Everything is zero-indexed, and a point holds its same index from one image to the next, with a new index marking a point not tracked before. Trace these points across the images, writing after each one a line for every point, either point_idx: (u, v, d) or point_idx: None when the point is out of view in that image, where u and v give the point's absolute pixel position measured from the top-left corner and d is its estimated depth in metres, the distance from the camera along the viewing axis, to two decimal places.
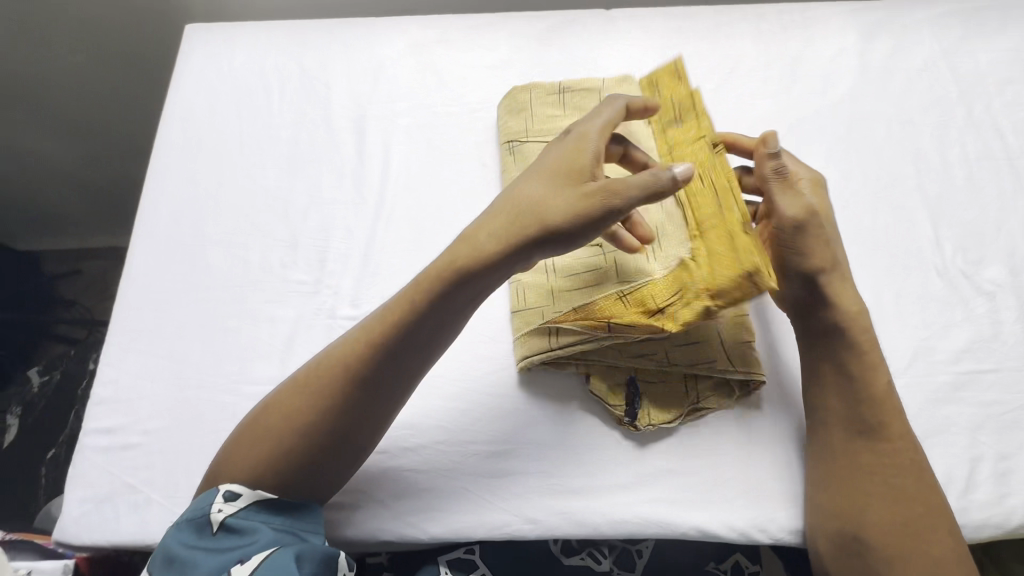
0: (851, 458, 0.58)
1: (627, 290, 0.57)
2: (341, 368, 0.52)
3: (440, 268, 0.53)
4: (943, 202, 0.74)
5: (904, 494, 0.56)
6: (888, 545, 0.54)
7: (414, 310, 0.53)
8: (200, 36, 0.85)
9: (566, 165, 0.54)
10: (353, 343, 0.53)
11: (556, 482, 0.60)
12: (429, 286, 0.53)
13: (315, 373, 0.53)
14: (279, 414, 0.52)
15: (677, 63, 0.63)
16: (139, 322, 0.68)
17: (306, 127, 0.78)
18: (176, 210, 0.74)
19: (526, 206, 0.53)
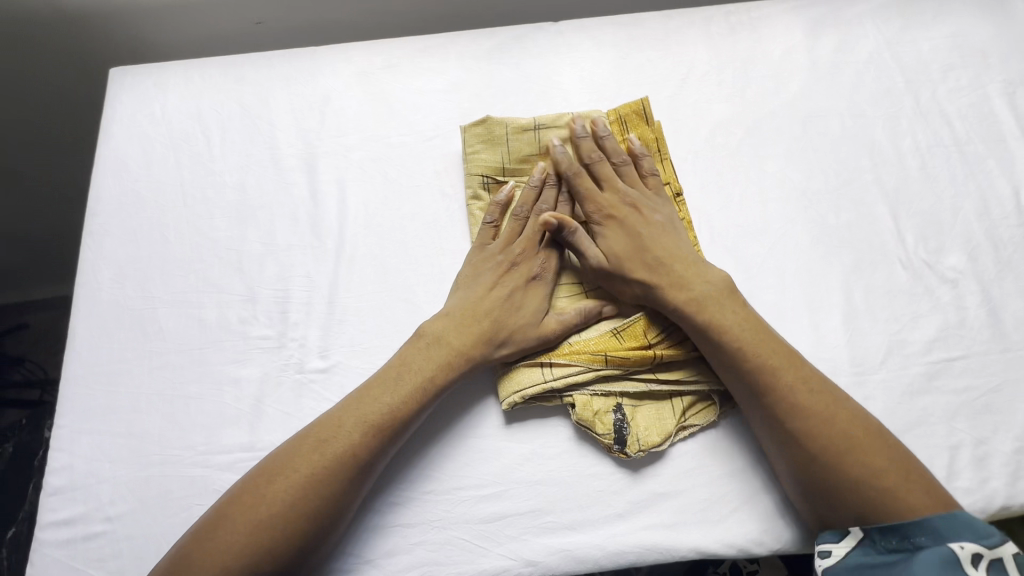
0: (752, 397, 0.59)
1: (621, 327, 0.64)
2: (337, 455, 0.55)
3: (423, 365, 0.60)
4: (900, 195, 0.73)
5: (813, 424, 0.56)
6: (844, 485, 0.54)
7: (418, 393, 0.59)
8: (123, 79, 0.78)
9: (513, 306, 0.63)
10: (359, 427, 0.57)
11: (551, 520, 0.59)
12: (414, 382, 0.59)
13: (321, 453, 0.56)
14: (272, 494, 0.54)
15: (644, 104, 0.72)
16: (89, 401, 0.63)
17: (253, 169, 0.73)
18: (119, 273, 0.68)
19: (484, 332, 0.62)
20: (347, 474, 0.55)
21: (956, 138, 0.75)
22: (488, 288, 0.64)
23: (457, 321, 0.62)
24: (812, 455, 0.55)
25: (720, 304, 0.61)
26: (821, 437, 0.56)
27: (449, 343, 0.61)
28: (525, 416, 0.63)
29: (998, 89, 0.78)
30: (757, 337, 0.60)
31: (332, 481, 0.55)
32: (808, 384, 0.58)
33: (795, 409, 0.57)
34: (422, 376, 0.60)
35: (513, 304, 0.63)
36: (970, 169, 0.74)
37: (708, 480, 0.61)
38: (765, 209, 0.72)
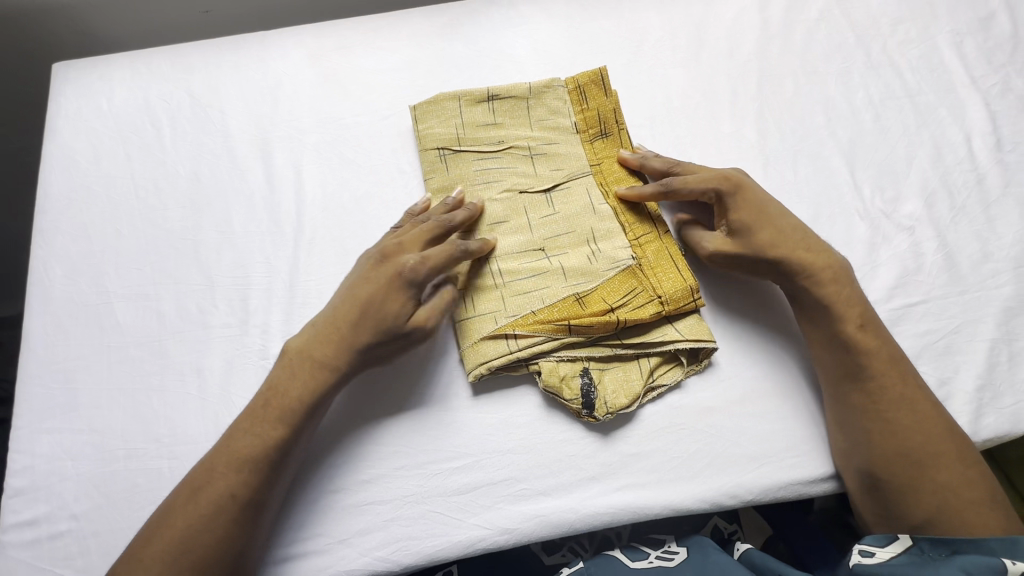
0: (850, 390, 0.59)
1: (581, 293, 0.63)
2: (215, 503, 0.53)
3: (294, 396, 0.57)
4: (855, 148, 0.73)
5: (914, 421, 0.57)
6: (927, 508, 0.54)
7: (287, 416, 0.56)
8: (67, 73, 0.76)
9: (372, 288, 0.59)
10: (231, 464, 0.54)
11: (524, 487, 0.59)
12: (283, 413, 0.56)
13: (194, 502, 0.53)
14: (161, 550, 0.51)
15: (602, 74, 0.71)
16: (48, 400, 0.62)
17: (206, 158, 0.72)
18: (72, 269, 0.67)
19: (343, 322, 0.58)
20: (228, 517, 0.53)
21: (908, 89, 0.76)
22: (359, 280, 0.60)
23: (320, 330, 0.59)
24: (908, 446, 0.56)
25: (838, 283, 0.61)
26: (916, 433, 0.56)
27: (314, 358, 0.58)
28: (493, 387, 0.63)
29: (947, 40, 0.79)
30: (871, 327, 0.60)
31: (211, 526, 0.52)
32: (913, 381, 0.59)
33: (895, 406, 0.57)
34: (289, 405, 0.56)
35: (372, 300, 0.58)
36: (922, 119, 0.75)
37: (677, 439, 0.61)
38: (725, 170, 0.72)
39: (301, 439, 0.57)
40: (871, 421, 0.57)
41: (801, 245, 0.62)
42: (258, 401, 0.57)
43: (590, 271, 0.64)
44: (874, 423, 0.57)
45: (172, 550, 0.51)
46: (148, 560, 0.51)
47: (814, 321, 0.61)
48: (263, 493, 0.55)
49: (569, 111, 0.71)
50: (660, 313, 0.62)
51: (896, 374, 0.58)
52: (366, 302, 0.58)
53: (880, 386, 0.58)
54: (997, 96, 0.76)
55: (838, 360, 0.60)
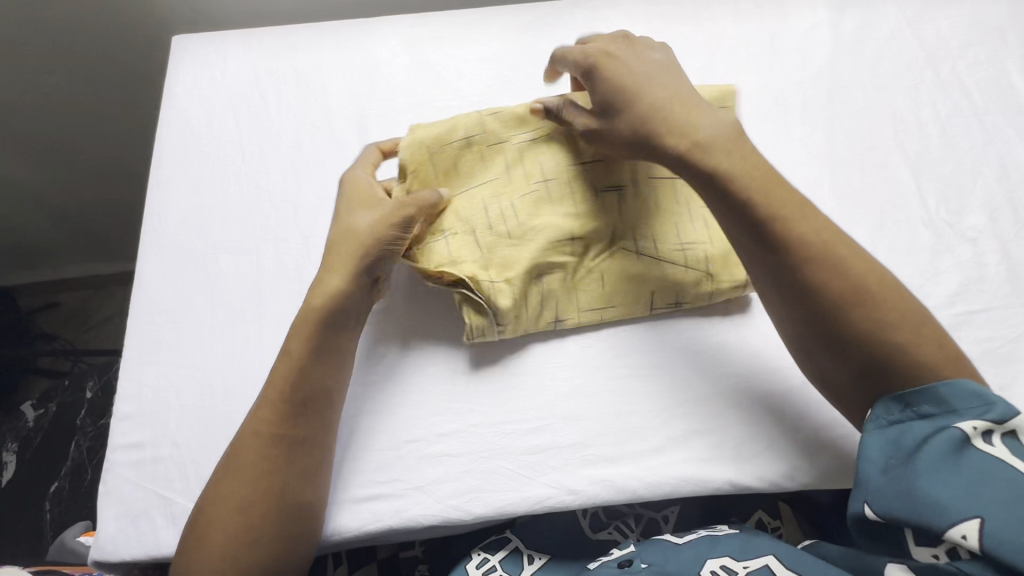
0: (799, 289, 0.53)
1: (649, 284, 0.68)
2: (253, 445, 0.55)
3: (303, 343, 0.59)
4: (921, 160, 0.76)
5: (879, 314, 0.51)
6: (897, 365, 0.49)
7: (291, 367, 0.58)
8: (186, 45, 0.83)
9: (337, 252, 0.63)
10: (260, 412, 0.57)
11: (592, 453, 0.63)
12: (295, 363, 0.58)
13: (237, 449, 0.56)
14: (223, 495, 0.54)
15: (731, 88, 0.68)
16: (156, 336, 0.67)
17: (306, 129, 0.78)
18: (182, 220, 0.73)
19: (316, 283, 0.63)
20: (264, 456, 0.55)
21: (975, 108, 0.79)
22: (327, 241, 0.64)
23: (341, 254, 0.63)
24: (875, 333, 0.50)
25: (722, 153, 0.57)
26: (878, 318, 0.51)
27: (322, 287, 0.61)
28: (547, 353, 0.67)
29: (1016, 64, 0.82)
30: (790, 224, 0.54)
31: (261, 468, 0.55)
32: (859, 272, 0.52)
33: (845, 304, 0.51)
34: (298, 351, 0.59)
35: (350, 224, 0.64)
36: (989, 137, 0.77)
37: (737, 421, 0.64)
38: (793, 173, 0.76)
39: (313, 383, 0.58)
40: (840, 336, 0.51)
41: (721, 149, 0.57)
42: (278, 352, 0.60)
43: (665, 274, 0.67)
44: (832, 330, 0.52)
45: (232, 492, 0.54)
46: (218, 501, 0.54)
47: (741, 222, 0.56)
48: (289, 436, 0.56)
49: None
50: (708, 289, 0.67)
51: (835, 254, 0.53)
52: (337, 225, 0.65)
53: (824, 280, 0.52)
54: None
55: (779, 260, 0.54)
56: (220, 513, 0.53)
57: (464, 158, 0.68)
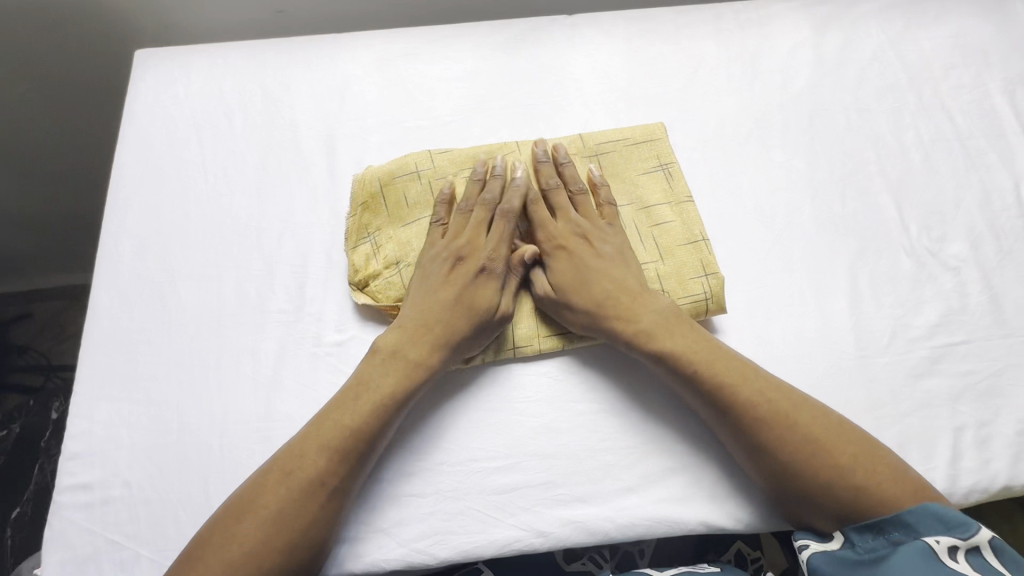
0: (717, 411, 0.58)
1: None
2: (310, 483, 0.54)
3: (383, 393, 0.59)
4: (903, 186, 0.75)
5: (794, 424, 0.56)
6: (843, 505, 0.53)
7: (379, 414, 0.58)
8: (149, 61, 0.80)
9: (422, 316, 0.63)
10: (325, 452, 0.56)
11: (563, 492, 0.60)
12: (370, 410, 0.58)
13: (285, 485, 0.54)
14: (257, 521, 0.52)
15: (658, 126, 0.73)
16: (108, 369, 0.64)
17: (273, 150, 0.75)
18: (140, 245, 0.70)
19: (404, 339, 0.61)
20: (318, 501, 0.54)
21: (958, 132, 0.78)
22: (435, 288, 0.64)
23: (412, 331, 0.62)
24: (796, 455, 0.55)
25: (667, 328, 0.61)
26: (795, 435, 0.55)
27: (410, 358, 0.61)
28: (530, 382, 0.65)
29: (999, 88, 0.80)
30: (710, 357, 0.59)
31: (312, 503, 0.54)
32: (774, 390, 0.58)
33: (761, 424, 0.56)
34: (382, 396, 0.59)
35: (469, 296, 0.63)
36: (971, 162, 0.76)
37: (713, 458, 0.62)
38: (774, 198, 0.74)
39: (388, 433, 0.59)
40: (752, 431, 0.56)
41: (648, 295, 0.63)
42: (346, 395, 0.59)
43: None
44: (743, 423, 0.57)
45: (260, 533, 0.52)
46: (233, 539, 0.52)
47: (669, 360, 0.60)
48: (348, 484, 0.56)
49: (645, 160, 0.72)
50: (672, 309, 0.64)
51: (779, 397, 0.57)
52: (471, 291, 0.63)
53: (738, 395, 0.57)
54: None
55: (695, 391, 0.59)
56: (243, 541, 0.51)
57: (412, 186, 0.70)
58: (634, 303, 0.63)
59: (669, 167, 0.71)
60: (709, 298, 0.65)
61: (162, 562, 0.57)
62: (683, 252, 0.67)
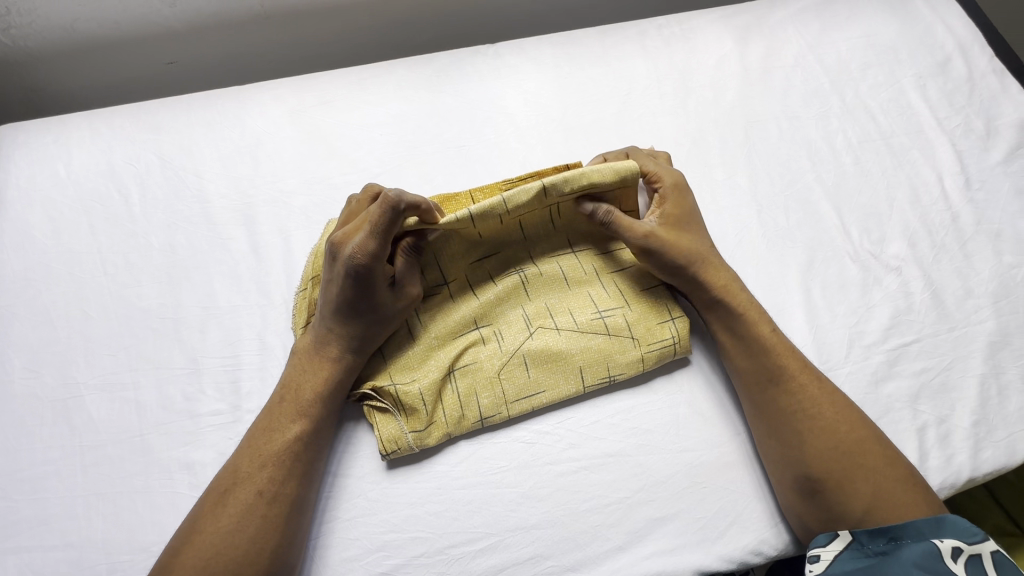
0: (776, 395, 0.60)
1: (576, 361, 0.62)
2: (250, 499, 0.53)
3: (309, 391, 0.57)
4: (840, 190, 0.76)
5: (835, 415, 0.60)
6: (858, 507, 0.56)
7: (306, 412, 0.57)
8: (16, 139, 0.70)
9: (320, 326, 0.59)
10: (259, 463, 0.54)
11: (551, 564, 0.57)
12: (297, 406, 0.57)
13: (224, 506, 0.53)
14: (201, 548, 0.51)
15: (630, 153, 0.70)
16: (11, 515, 0.55)
17: (182, 227, 0.67)
18: (33, 360, 0.60)
19: (307, 355, 0.59)
20: (259, 514, 0.53)
21: (881, 131, 0.80)
22: (325, 289, 0.59)
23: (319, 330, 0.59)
24: (835, 443, 0.58)
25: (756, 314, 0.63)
26: (840, 425, 0.59)
27: (322, 357, 0.58)
28: (504, 449, 0.61)
29: (911, 83, 0.83)
30: (784, 350, 0.62)
31: (253, 521, 0.52)
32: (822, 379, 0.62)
33: (813, 414, 0.60)
34: (302, 402, 0.57)
35: (349, 290, 0.57)
36: (897, 160, 0.78)
37: (699, 499, 0.60)
38: (721, 217, 0.73)
39: (318, 436, 0.57)
40: (798, 420, 0.59)
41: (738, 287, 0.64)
42: (273, 401, 0.57)
43: (585, 345, 0.62)
44: (785, 410, 0.60)
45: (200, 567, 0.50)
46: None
47: (750, 353, 0.62)
48: (290, 547, 0.53)
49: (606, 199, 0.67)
50: (638, 358, 0.62)
51: (826, 402, 0.60)
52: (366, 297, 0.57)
53: (801, 386, 0.61)
54: (961, 137, 0.80)
55: (766, 378, 0.61)
56: None
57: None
58: (718, 276, 0.64)
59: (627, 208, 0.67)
60: (677, 341, 0.63)
61: None
62: (648, 298, 0.65)
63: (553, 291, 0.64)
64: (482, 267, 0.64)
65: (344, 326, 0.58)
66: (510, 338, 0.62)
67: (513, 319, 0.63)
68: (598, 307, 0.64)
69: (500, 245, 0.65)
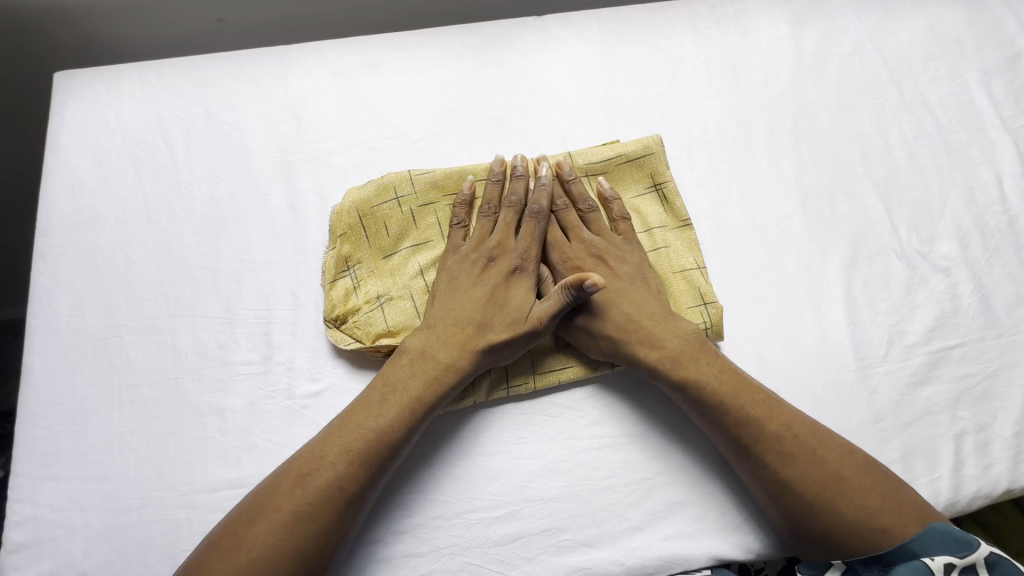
0: (735, 455, 0.58)
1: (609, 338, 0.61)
2: (331, 487, 0.52)
3: (416, 391, 0.57)
4: (890, 185, 0.73)
5: (805, 473, 0.55)
6: (884, 521, 0.53)
7: (407, 413, 0.56)
8: (70, 85, 0.71)
9: (444, 328, 0.59)
10: (344, 453, 0.54)
11: (567, 538, 0.57)
12: (403, 406, 0.56)
13: (302, 487, 0.52)
14: (268, 522, 0.51)
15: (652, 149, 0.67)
16: (51, 444, 0.57)
17: (224, 180, 0.68)
18: (78, 298, 0.62)
19: (422, 358, 0.58)
20: (334, 504, 0.52)
21: (939, 127, 0.76)
22: (467, 287, 0.61)
23: (440, 331, 0.59)
24: (807, 504, 0.55)
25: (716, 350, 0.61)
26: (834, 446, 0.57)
27: (439, 360, 0.58)
28: (525, 421, 0.60)
29: (976, 78, 0.79)
30: (740, 412, 0.57)
31: (327, 511, 0.52)
32: (792, 431, 0.57)
33: (779, 477, 0.55)
34: (405, 403, 0.56)
35: (489, 296, 0.61)
36: (954, 158, 0.75)
37: (720, 487, 0.60)
38: (762, 205, 0.71)
39: (408, 442, 0.56)
40: (761, 478, 0.56)
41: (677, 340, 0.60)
42: (375, 394, 0.56)
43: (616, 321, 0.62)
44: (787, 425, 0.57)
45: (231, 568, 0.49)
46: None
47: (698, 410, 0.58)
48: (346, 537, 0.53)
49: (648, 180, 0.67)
50: None
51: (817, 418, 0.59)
52: (504, 293, 0.61)
53: (762, 449, 0.56)
54: None
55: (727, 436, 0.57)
56: (247, 551, 0.50)
57: (391, 215, 0.63)
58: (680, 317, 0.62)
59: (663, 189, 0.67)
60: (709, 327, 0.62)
61: None
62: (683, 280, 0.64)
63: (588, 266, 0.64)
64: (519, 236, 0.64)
65: (476, 333, 0.59)
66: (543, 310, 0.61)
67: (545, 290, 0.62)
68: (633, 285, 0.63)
69: (534, 219, 0.64)
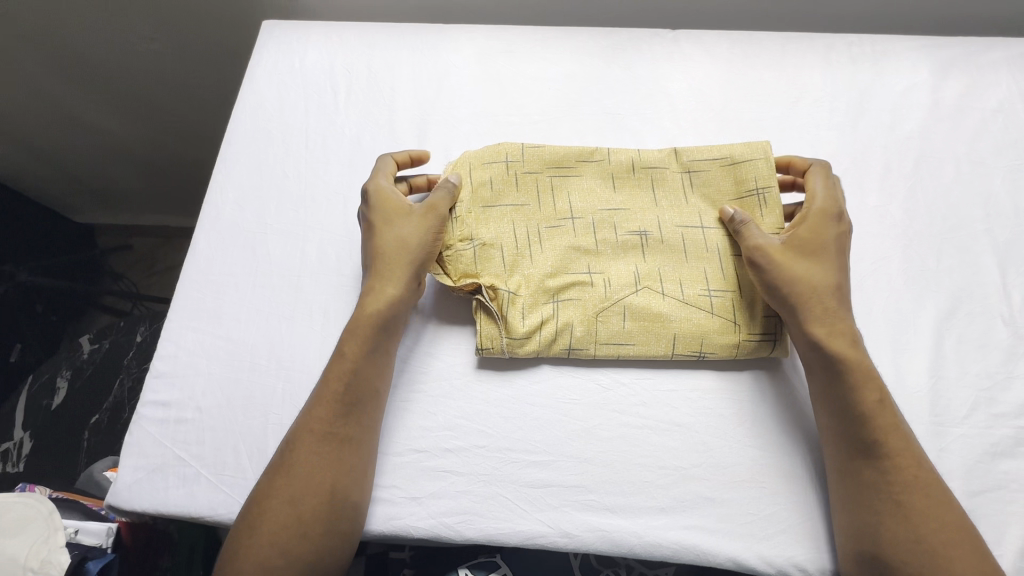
0: (862, 466, 0.56)
1: (675, 327, 0.64)
2: (312, 441, 0.59)
3: (353, 326, 0.63)
4: (1011, 250, 0.70)
5: (924, 505, 0.54)
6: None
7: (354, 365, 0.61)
8: (273, 32, 0.88)
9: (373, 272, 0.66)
10: (320, 411, 0.60)
11: (593, 499, 0.61)
12: (346, 347, 0.62)
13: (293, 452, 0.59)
14: (282, 484, 0.57)
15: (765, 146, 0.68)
16: (197, 303, 0.71)
17: (370, 126, 0.80)
18: (242, 196, 0.77)
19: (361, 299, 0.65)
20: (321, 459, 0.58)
21: None
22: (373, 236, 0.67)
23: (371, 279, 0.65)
24: (920, 537, 0.53)
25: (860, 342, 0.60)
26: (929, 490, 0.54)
27: (371, 297, 0.64)
28: (577, 385, 0.65)
29: None
30: (894, 425, 0.56)
31: (316, 463, 0.58)
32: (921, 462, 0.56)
33: (910, 496, 0.54)
34: (349, 346, 0.62)
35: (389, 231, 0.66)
36: None
37: (753, 495, 0.60)
38: (861, 242, 0.70)
39: (361, 379, 0.61)
40: (881, 498, 0.55)
41: (857, 341, 0.60)
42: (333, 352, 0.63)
43: (683, 314, 0.65)
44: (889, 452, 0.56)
45: (312, 426, 0.59)
46: (301, 449, 0.58)
47: (837, 412, 0.58)
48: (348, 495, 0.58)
49: (754, 183, 0.68)
50: (734, 342, 0.64)
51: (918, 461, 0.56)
52: (396, 225, 0.66)
53: (895, 468, 0.55)
54: None
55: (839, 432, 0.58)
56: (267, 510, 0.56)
57: (498, 176, 0.70)
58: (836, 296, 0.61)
59: (766, 194, 0.67)
60: (778, 340, 0.64)
61: (217, 485, 0.63)
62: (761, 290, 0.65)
63: (670, 256, 0.67)
64: (610, 218, 0.69)
65: (392, 261, 0.65)
66: (617, 287, 0.66)
67: (624, 270, 0.67)
68: (708, 284, 0.66)
69: (629, 206, 0.69)
